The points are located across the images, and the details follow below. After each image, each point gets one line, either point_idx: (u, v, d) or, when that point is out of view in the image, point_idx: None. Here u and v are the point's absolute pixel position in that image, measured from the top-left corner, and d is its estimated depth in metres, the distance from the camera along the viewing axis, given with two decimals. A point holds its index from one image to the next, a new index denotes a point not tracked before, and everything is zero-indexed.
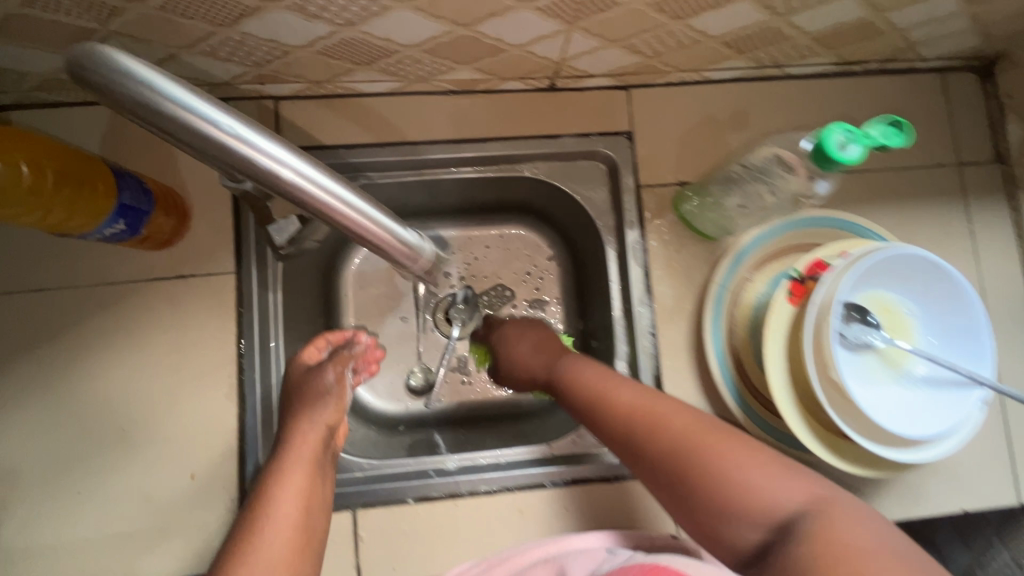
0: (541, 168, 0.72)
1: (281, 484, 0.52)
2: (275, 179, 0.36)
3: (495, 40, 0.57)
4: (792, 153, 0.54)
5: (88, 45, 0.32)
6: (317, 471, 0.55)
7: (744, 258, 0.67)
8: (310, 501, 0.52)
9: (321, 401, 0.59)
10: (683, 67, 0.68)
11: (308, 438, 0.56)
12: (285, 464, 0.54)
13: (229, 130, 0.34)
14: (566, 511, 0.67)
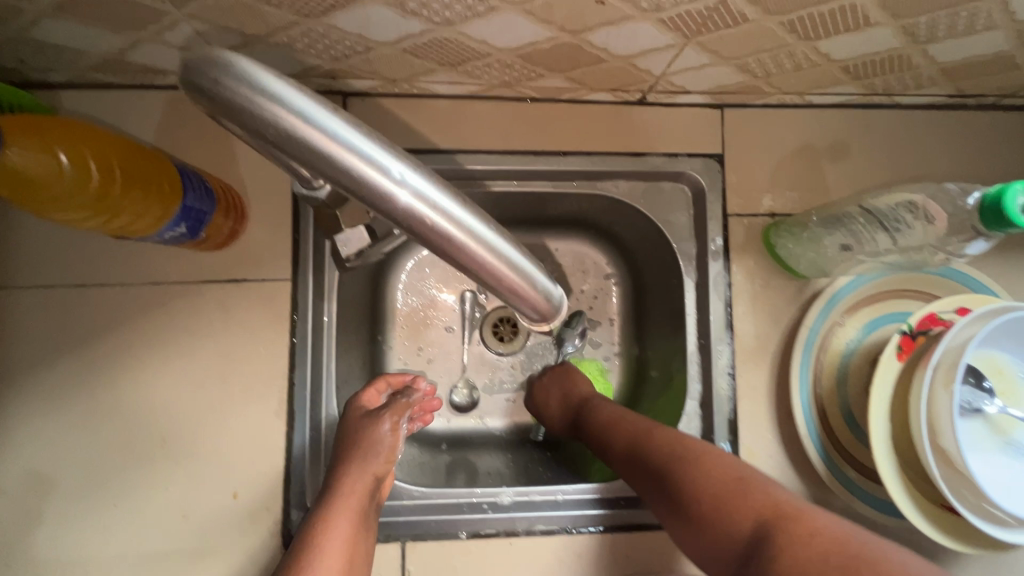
0: (622, 187, 0.67)
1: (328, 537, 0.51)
2: (417, 218, 0.32)
3: (599, 50, 0.52)
4: (940, 207, 0.46)
5: (231, 60, 0.28)
6: (361, 527, 0.53)
7: (838, 301, 0.62)
8: (352, 558, 0.51)
9: (372, 452, 0.57)
10: (788, 90, 0.62)
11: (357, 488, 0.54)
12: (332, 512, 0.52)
13: (377, 163, 0.30)
14: (627, 557, 0.62)
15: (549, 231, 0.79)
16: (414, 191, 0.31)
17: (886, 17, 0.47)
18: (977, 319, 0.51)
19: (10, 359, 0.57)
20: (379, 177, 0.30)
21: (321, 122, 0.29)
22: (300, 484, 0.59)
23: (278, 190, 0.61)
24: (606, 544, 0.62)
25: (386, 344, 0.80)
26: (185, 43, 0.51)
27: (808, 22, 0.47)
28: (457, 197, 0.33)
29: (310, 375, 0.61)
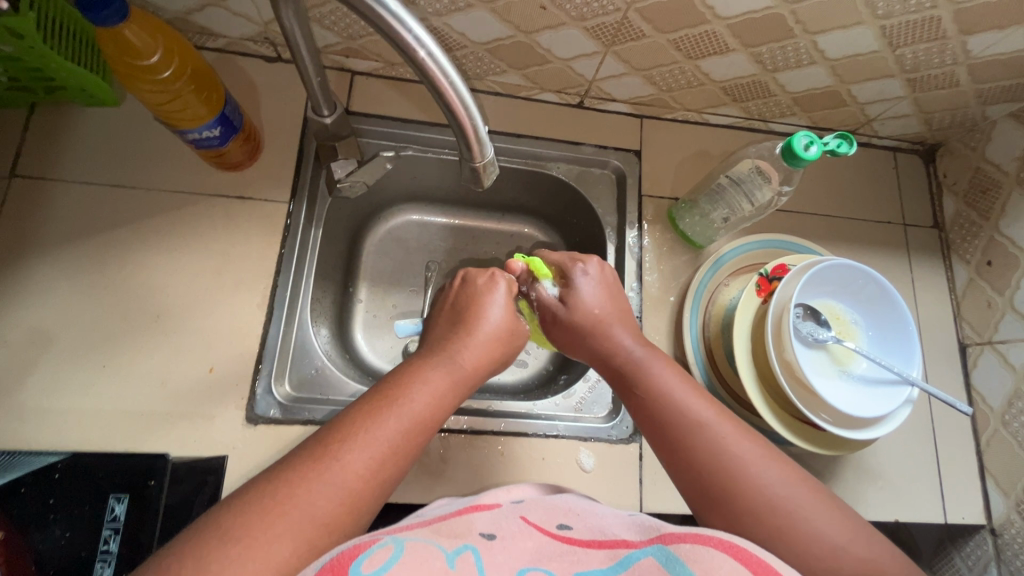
0: (562, 169, 0.85)
1: (419, 387, 0.54)
2: (411, 55, 0.43)
3: (546, 50, 0.72)
4: (767, 164, 0.69)
5: None
6: (444, 401, 0.55)
7: (723, 264, 0.78)
8: (429, 421, 0.53)
9: (478, 336, 0.61)
10: (688, 106, 0.83)
11: (461, 368, 0.58)
12: (431, 370, 0.56)
13: (390, 7, 0.41)
14: (542, 460, 0.72)
15: (506, 216, 0.96)
16: (410, 30, 0.42)
17: (740, 44, 0.68)
18: (801, 271, 0.67)
19: (44, 234, 0.68)
20: (390, 17, 0.41)
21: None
22: (268, 367, 0.69)
23: (289, 135, 0.77)
24: (527, 448, 0.72)
25: (355, 296, 0.90)
26: (242, 10, 0.69)
27: (687, 42, 0.68)
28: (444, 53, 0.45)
29: (290, 281, 0.73)
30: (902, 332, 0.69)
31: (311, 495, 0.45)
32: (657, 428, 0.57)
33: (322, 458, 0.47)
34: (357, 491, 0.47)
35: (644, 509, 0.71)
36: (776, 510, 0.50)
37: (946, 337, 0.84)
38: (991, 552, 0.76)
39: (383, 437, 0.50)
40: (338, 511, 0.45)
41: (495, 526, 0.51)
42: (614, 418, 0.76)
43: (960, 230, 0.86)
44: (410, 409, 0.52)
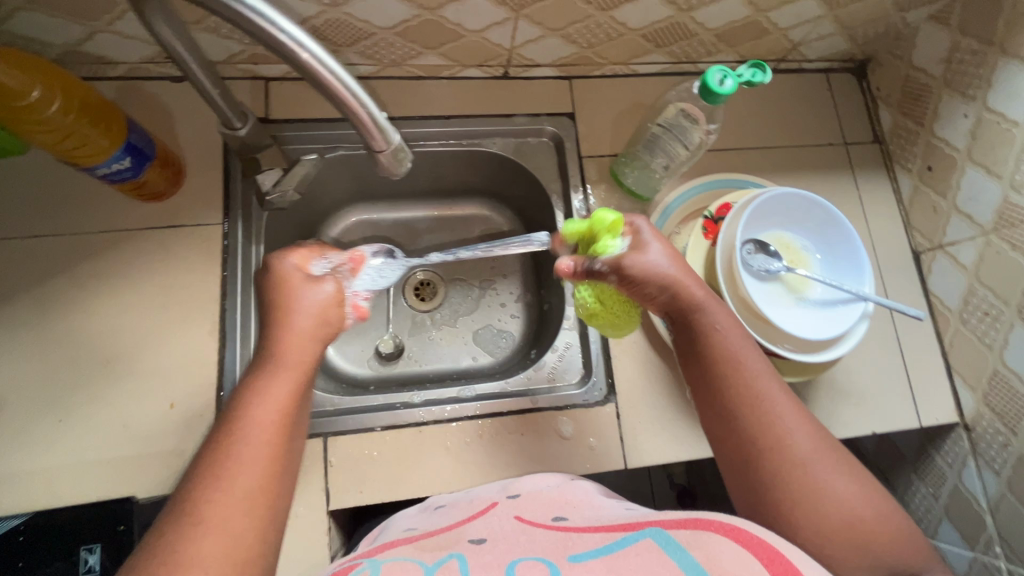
0: (499, 144, 0.84)
1: (259, 397, 0.48)
2: (291, 57, 0.41)
3: (455, 25, 0.70)
4: (693, 106, 0.68)
5: None
6: (297, 404, 0.50)
7: (671, 214, 0.78)
8: (281, 419, 0.48)
9: (297, 329, 0.53)
10: (614, 60, 0.82)
11: (291, 360, 0.52)
12: (271, 376, 0.50)
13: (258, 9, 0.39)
14: (521, 436, 0.72)
15: (454, 202, 0.97)
16: (282, 28, 0.40)
17: None
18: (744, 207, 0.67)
19: None
20: (259, 19, 0.40)
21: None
22: (230, 392, 0.68)
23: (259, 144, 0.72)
24: (504, 427, 0.72)
25: None
26: (132, 32, 0.65)
27: None
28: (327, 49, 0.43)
29: (240, 302, 0.71)
30: (848, 254, 0.69)
31: (189, 550, 0.40)
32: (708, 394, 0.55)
33: (188, 507, 0.42)
34: (243, 521, 0.42)
35: (629, 465, 0.72)
36: (806, 477, 0.50)
37: (900, 247, 0.85)
38: (967, 448, 0.79)
39: (246, 459, 0.45)
40: (218, 557, 0.40)
41: (485, 530, 0.52)
42: (586, 382, 0.75)
43: (899, 141, 0.86)
44: (262, 420, 0.47)
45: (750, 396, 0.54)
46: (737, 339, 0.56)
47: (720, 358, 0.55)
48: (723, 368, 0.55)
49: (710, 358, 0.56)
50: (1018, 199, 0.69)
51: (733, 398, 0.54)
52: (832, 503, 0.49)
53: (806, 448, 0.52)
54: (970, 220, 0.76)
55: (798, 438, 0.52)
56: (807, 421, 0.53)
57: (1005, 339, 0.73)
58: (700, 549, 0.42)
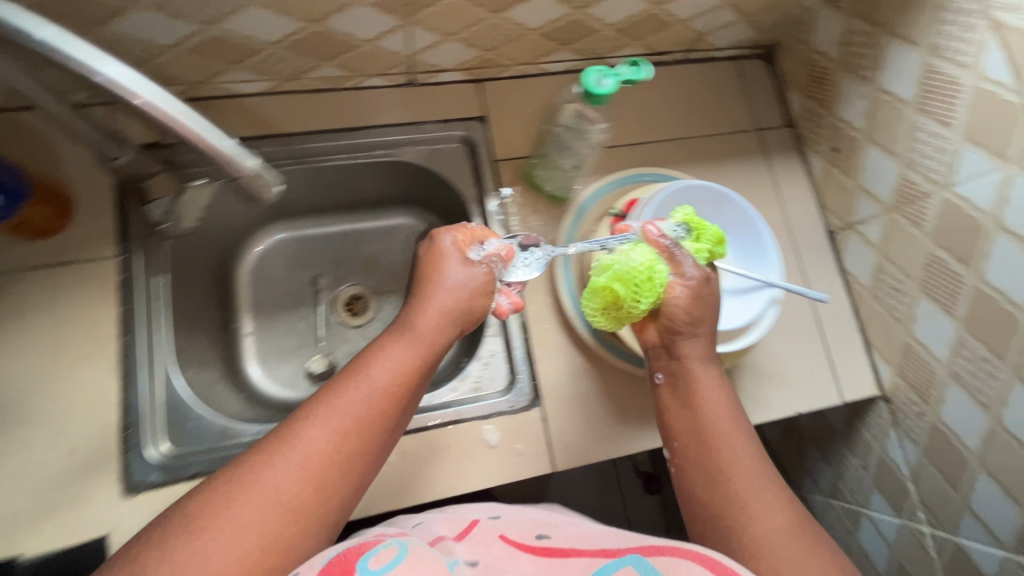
0: (411, 152, 0.82)
1: (380, 360, 0.57)
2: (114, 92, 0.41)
3: (345, 35, 0.68)
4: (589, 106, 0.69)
5: None
6: (411, 384, 0.57)
7: (585, 212, 0.78)
8: (393, 391, 0.55)
9: (451, 309, 0.61)
10: (521, 60, 0.81)
11: (421, 333, 0.59)
12: (405, 345, 0.58)
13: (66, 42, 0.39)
14: (446, 448, 0.71)
15: (378, 213, 0.95)
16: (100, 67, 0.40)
17: None
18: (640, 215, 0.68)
19: None
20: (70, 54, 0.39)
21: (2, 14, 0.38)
22: (138, 432, 0.65)
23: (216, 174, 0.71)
24: (429, 442, 0.71)
25: (240, 330, 0.89)
26: None
27: None
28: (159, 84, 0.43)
29: (154, 337, 0.70)
30: (750, 233, 0.71)
31: (275, 472, 0.48)
32: (700, 456, 0.57)
33: (281, 440, 0.50)
34: (324, 465, 0.50)
35: (557, 468, 0.72)
36: (775, 549, 0.50)
37: (815, 228, 0.87)
38: (888, 419, 0.81)
39: (350, 409, 0.53)
40: (300, 485, 0.48)
41: (475, 551, 0.54)
42: (511, 389, 0.74)
43: (809, 124, 0.88)
44: (371, 389, 0.54)
45: (738, 464, 0.55)
46: (727, 413, 0.59)
47: (714, 423, 0.58)
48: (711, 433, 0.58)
49: (703, 424, 0.58)
50: (914, 177, 0.71)
51: (721, 458, 0.56)
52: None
53: (755, 486, 0.54)
54: (874, 198, 0.78)
55: (773, 512, 0.52)
56: (787, 506, 0.53)
57: (912, 313, 0.74)
58: None
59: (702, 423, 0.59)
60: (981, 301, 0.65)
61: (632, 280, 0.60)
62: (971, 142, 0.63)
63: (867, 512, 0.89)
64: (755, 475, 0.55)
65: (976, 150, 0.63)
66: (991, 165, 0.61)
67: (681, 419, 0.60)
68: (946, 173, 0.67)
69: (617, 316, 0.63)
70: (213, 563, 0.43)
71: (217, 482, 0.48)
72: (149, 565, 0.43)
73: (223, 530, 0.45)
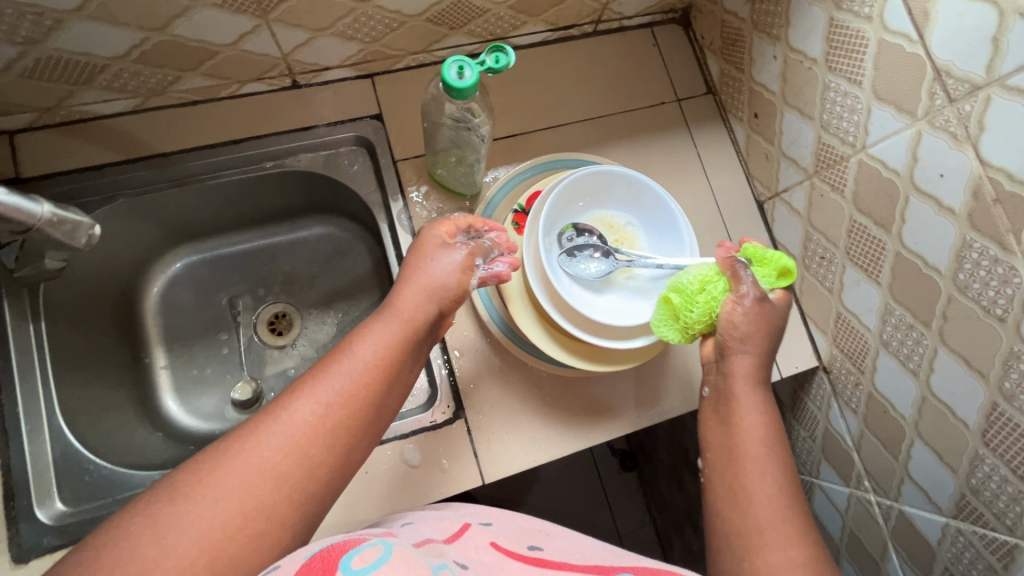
0: (305, 160, 0.77)
1: (366, 339, 0.54)
2: None
3: (199, 42, 0.62)
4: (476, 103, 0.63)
5: None
6: (398, 359, 0.54)
7: (495, 208, 0.74)
8: (382, 369, 0.52)
9: (436, 283, 0.57)
10: (411, 50, 0.75)
11: (408, 313, 0.56)
12: (386, 320, 0.55)
13: None
14: (367, 475, 0.66)
15: (291, 225, 0.90)
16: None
17: None
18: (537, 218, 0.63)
19: None
20: None
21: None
22: (25, 495, 0.61)
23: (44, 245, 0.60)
24: None
25: (153, 364, 0.82)
26: None
27: None
28: None
29: (43, 396, 0.66)
30: (662, 211, 0.66)
31: (258, 445, 0.46)
32: (727, 473, 0.55)
33: (268, 415, 0.48)
34: (309, 439, 0.47)
35: (487, 480, 0.68)
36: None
37: (743, 200, 0.83)
38: (829, 390, 0.79)
39: (335, 385, 0.50)
40: (285, 458, 0.45)
41: (467, 556, 0.48)
42: (432, 403, 0.70)
43: (728, 89, 0.83)
44: (354, 365, 0.52)
45: (756, 489, 0.53)
46: (766, 431, 0.56)
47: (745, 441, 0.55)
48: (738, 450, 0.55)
49: (732, 442, 0.56)
50: (830, 140, 0.67)
51: (744, 479, 0.53)
52: None
53: (787, 527, 0.50)
54: (796, 164, 0.74)
55: (780, 541, 0.49)
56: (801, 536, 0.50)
57: (841, 281, 0.71)
58: None
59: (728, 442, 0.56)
60: (902, 266, 0.62)
61: (686, 290, 0.58)
62: (879, 99, 0.59)
63: (818, 483, 0.87)
64: (786, 511, 0.51)
65: (883, 107, 0.59)
66: (900, 123, 0.58)
67: (713, 438, 0.58)
68: (860, 133, 0.63)
69: (685, 326, 0.59)
70: (195, 530, 0.41)
71: (204, 455, 0.46)
72: (134, 531, 0.40)
73: (200, 500, 0.42)
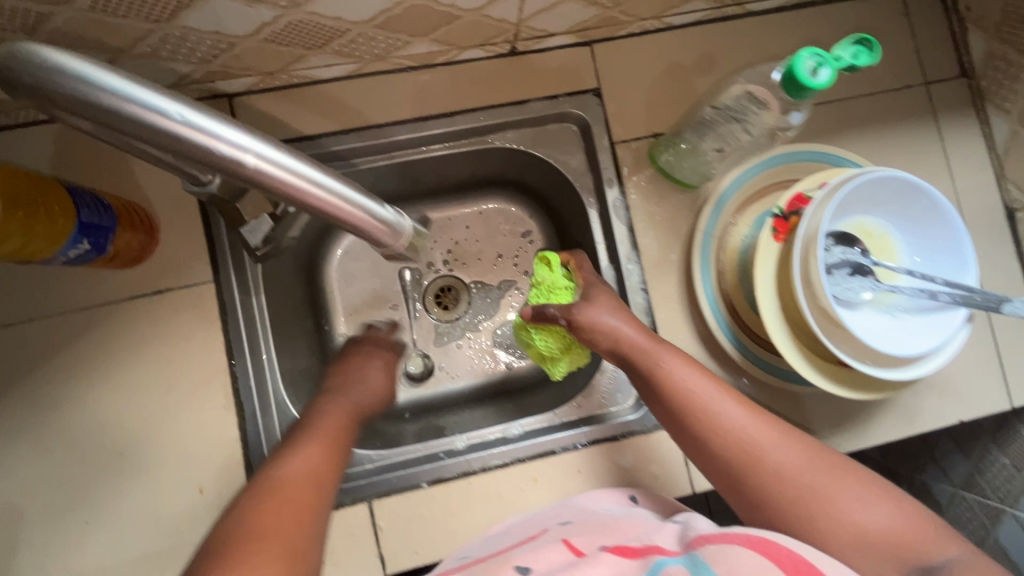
0: (515, 138, 0.72)
1: (326, 411, 0.62)
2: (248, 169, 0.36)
3: (448, 6, 0.55)
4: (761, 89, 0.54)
5: (30, 50, 0.30)
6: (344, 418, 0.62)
7: (726, 203, 0.67)
8: (348, 428, 0.61)
9: (370, 382, 0.70)
10: (643, 16, 0.66)
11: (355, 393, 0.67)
12: (339, 398, 0.65)
13: (178, 118, 0.33)
14: (579, 472, 0.66)
15: (468, 196, 0.86)
16: (243, 144, 0.36)
17: None
18: (811, 236, 0.55)
19: None
20: (198, 135, 0.34)
21: (71, 65, 0.30)
22: (261, 467, 0.63)
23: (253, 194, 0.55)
24: (558, 468, 0.66)
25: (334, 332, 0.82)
26: None
27: None
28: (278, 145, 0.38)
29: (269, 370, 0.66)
30: (944, 228, 0.58)
31: (271, 490, 0.49)
32: (707, 451, 0.52)
33: (303, 428, 0.59)
34: (322, 464, 0.53)
35: (697, 489, 0.66)
36: (806, 496, 0.48)
37: (990, 206, 0.73)
38: None
39: (320, 435, 0.57)
40: (305, 482, 0.50)
41: (534, 555, 0.47)
42: (641, 407, 0.69)
43: (995, 73, 0.71)
44: (328, 423, 0.59)
45: (743, 432, 0.51)
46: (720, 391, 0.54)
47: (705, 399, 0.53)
48: (698, 410, 0.53)
49: (684, 404, 0.53)
50: None
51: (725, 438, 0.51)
52: (843, 516, 0.46)
53: (788, 445, 0.50)
54: None
55: (789, 458, 0.49)
56: (796, 440, 0.51)
57: None
58: (727, 564, 0.41)
59: (682, 399, 0.53)
60: None
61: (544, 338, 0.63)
62: None
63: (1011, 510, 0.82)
64: (780, 433, 0.51)
65: None
66: None
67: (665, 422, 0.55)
68: None
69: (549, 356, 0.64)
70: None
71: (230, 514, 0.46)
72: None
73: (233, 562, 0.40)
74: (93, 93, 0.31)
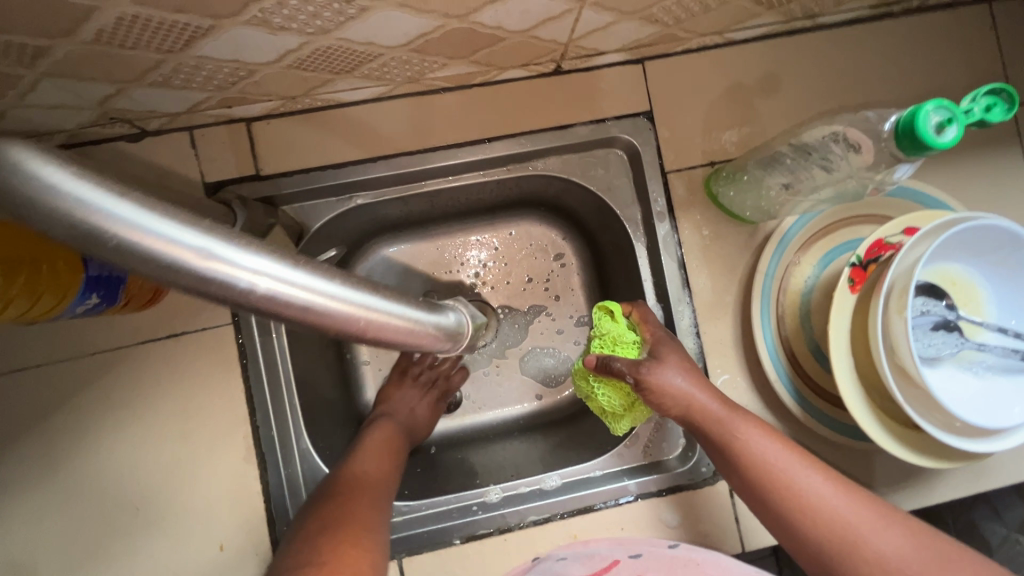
0: (555, 163, 0.66)
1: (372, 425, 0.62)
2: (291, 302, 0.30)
3: (494, 28, 0.48)
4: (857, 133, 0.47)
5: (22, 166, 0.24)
6: (399, 444, 0.60)
7: (790, 242, 0.60)
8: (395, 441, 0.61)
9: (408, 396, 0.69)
10: (704, 32, 0.59)
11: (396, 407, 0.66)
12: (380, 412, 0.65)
13: (204, 253, 0.26)
14: (622, 530, 0.62)
15: (496, 217, 0.76)
16: (268, 273, 0.28)
17: None
18: (899, 285, 0.49)
19: None
20: (229, 270, 0.27)
21: (80, 194, 0.24)
22: (284, 523, 0.58)
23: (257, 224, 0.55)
24: (600, 525, 0.62)
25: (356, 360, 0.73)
26: (55, 101, 0.47)
27: None
28: (323, 269, 0.31)
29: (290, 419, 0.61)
30: None
31: (341, 508, 0.48)
32: (786, 525, 0.48)
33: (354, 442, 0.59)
34: (381, 476, 0.54)
35: (748, 548, 0.62)
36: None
37: None
38: None
39: (373, 448, 0.58)
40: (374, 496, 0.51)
41: None
42: (691, 459, 0.64)
43: None
44: (375, 437, 0.60)
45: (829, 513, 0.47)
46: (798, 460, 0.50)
47: (784, 471, 0.49)
48: (776, 481, 0.49)
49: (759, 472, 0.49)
50: None
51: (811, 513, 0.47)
52: None
53: (880, 524, 0.46)
54: None
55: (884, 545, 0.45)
56: (891, 525, 0.46)
57: None
58: None
59: (756, 467, 0.50)
60: None
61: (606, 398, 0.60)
62: None
63: None
64: (869, 511, 0.47)
65: None
66: None
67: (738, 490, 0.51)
68: None
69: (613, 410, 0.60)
70: None
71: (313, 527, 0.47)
72: None
73: None
74: (87, 220, 0.24)
